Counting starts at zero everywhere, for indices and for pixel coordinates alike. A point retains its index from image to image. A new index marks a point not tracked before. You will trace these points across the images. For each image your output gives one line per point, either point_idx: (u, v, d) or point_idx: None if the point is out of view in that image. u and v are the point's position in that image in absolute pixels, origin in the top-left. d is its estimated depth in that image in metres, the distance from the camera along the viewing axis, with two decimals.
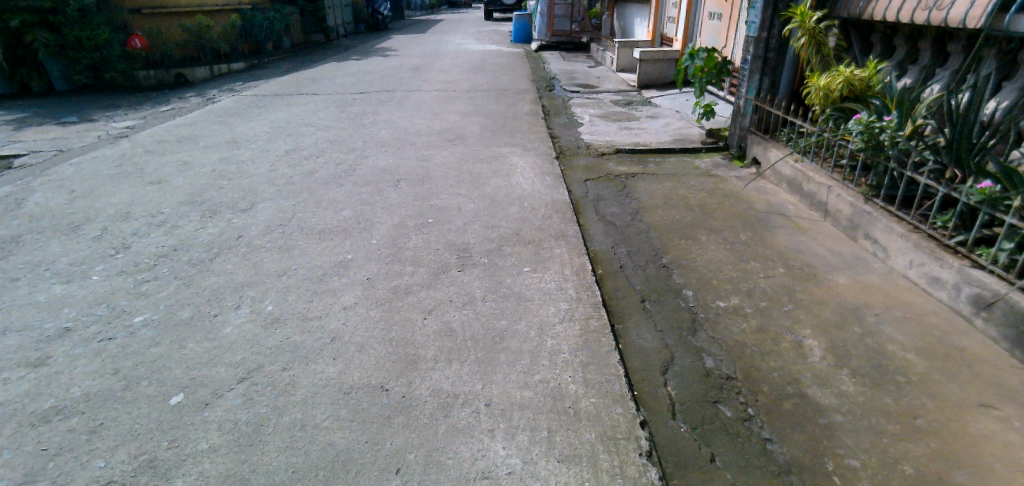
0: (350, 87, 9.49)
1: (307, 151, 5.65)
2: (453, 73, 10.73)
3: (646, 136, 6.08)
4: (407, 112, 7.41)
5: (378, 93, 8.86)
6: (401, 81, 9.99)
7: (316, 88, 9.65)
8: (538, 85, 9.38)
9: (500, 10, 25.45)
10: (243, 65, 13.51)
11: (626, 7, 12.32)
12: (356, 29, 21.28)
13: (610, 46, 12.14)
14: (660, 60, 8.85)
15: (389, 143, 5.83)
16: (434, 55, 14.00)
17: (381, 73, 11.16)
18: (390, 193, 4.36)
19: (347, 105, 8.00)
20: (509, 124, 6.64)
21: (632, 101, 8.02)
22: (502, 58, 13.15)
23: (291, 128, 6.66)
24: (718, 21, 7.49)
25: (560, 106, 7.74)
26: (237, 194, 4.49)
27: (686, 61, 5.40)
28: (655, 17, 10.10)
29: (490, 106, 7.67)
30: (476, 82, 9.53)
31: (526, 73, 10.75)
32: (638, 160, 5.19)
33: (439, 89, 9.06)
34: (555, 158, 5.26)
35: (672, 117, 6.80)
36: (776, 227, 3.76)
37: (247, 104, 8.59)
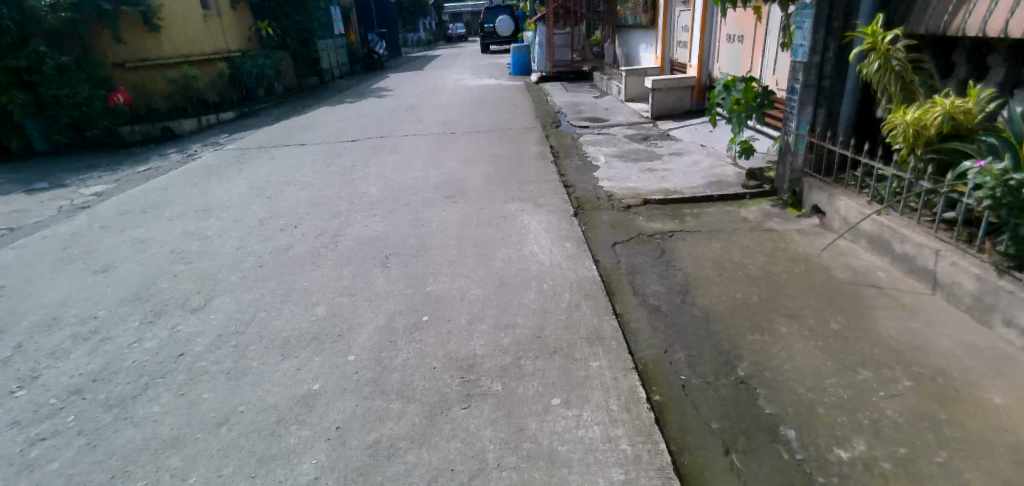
0: (341, 134, 8.82)
1: (285, 219, 4.90)
2: (452, 113, 10.06)
3: (674, 178, 5.28)
4: (401, 161, 6.68)
5: (370, 140, 8.16)
6: (396, 124, 9.32)
7: (306, 136, 8.99)
8: (543, 122, 8.65)
9: (496, 42, 25.10)
10: (232, 114, 13.00)
11: (629, 34, 11.70)
12: (351, 70, 20.91)
13: (615, 74, 11.49)
14: (675, 89, 8.11)
15: (379, 204, 5.07)
16: (431, 92, 13.42)
17: (376, 116, 10.52)
18: (377, 275, 3.56)
19: (336, 157, 7.30)
20: (516, 171, 5.87)
21: (649, 135, 7.26)
22: (501, 93, 12.52)
23: (271, 188, 5.93)
24: (739, 44, 6.76)
25: (571, 146, 6.98)
26: (191, 284, 3.68)
27: (720, 92, 4.54)
28: (664, 41, 9.42)
29: (492, 149, 6.93)
30: (476, 122, 8.81)
31: (529, 108, 10.07)
32: (672, 213, 4.36)
33: (436, 132, 8.37)
34: (573, 213, 4.45)
35: (700, 154, 6.01)
36: (872, 308, 2.91)
37: (227, 159, 7.89)
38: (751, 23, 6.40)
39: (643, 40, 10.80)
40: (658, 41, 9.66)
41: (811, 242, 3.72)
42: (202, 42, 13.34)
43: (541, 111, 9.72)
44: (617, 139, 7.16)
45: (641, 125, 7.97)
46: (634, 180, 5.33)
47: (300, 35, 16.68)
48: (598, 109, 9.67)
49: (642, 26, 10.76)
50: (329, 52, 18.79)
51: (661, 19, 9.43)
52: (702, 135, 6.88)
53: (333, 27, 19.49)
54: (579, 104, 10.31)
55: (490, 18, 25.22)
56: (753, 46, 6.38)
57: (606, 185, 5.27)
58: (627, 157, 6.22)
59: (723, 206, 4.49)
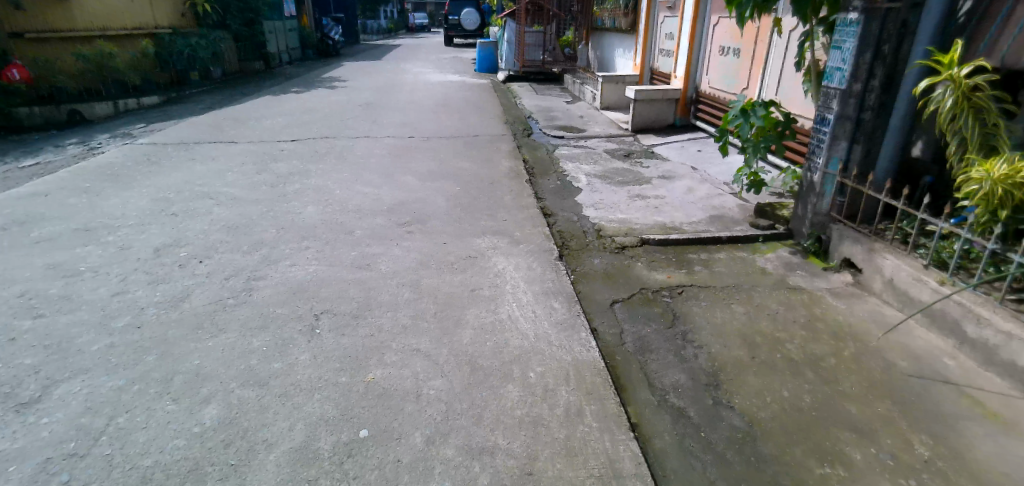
0: (283, 132, 7.70)
1: (191, 249, 3.89)
2: (412, 113, 9.08)
3: (669, 213, 4.57)
4: (350, 172, 5.71)
5: (316, 142, 7.10)
6: (347, 123, 8.26)
7: (241, 132, 7.82)
8: (513, 129, 7.83)
9: (460, 36, 24.02)
10: (158, 99, 11.50)
11: (605, 37, 11.03)
12: (302, 57, 19.43)
13: (589, 79, 10.81)
14: (658, 101, 7.52)
15: (318, 231, 4.12)
16: (389, 88, 12.37)
17: (324, 112, 9.41)
18: (303, 351, 2.65)
19: (271, 162, 6.23)
20: (485, 191, 5.02)
21: (631, 153, 6.56)
22: (465, 93, 11.59)
23: (183, 202, 4.87)
24: (736, 58, 6.23)
25: (545, 161, 6.19)
26: (29, 357, 2.75)
27: (735, 117, 3.88)
28: (645, 48, 8.85)
29: (458, 161, 6.05)
30: (438, 126, 7.89)
31: (495, 112, 9.23)
32: (675, 261, 3.63)
33: (393, 136, 7.40)
34: (557, 256, 3.66)
35: (693, 182, 5.35)
36: (962, 418, 2.19)
37: (137, 157, 6.66)
38: (751, 35, 5.87)
39: (620, 46, 10.16)
40: (638, 48, 9.09)
41: (849, 306, 3.01)
42: (125, 15, 11.72)
43: (509, 116, 8.89)
44: (597, 156, 6.43)
45: (621, 140, 7.28)
46: (623, 213, 4.59)
47: (244, 15, 15.03)
48: (571, 117, 8.94)
49: (619, 30, 10.09)
50: (278, 36, 17.27)
51: (643, 24, 8.85)
52: (691, 157, 6.26)
53: (284, 8, 17.95)
54: (550, 110, 9.54)
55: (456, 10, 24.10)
56: (753, 62, 5.86)
57: (591, 217, 4.51)
58: (611, 180, 5.50)
59: (733, 251, 3.78)
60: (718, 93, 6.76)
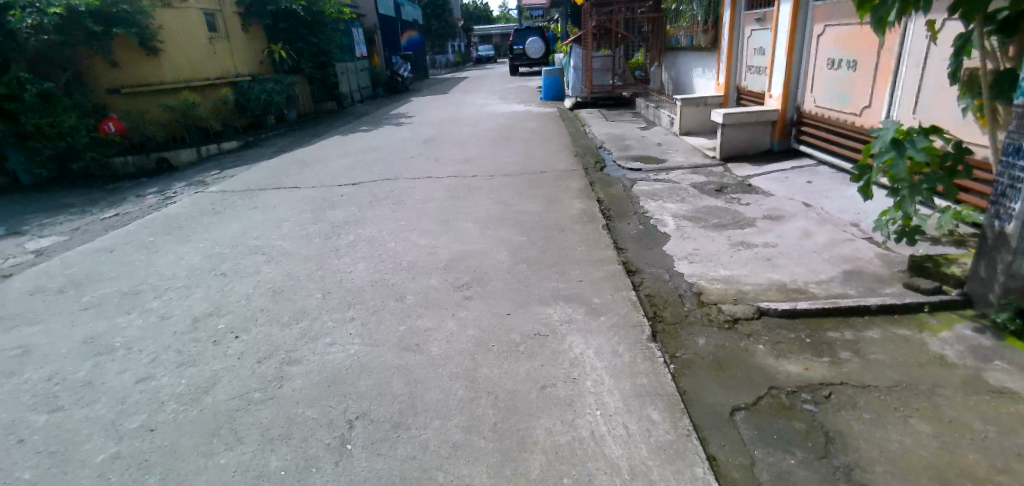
0: (344, 175, 7.47)
1: (230, 319, 3.47)
2: (475, 148, 8.63)
3: (786, 267, 3.70)
4: (407, 219, 5.23)
5: (376, 185, 6.75)
6: (409, 163, 7.92)
7: (304, 177, 7.65)
8: (585, 163, 7.15)
9: (525, 65, 23.80)
10: (236, 143, 11.87)
11: (680, 56, 10.17)
12: (371, 94, 19.87)
13: (664, 102, 10.00)
14: (750, 124, 6.54)
15: (365, 296, 3.61)
16: (454, 122, 12.11)
17: (388, 150, 9.19)
18: (327, 479, 2.07)
19: (329, 209, 5.90)
20: (555, 241, 4.35)
21: (724, 186, 5.68)
22: (531, 123, 11.07)
23: (232, 260, 4.54)
24: (850, 71, 5.32)
25: (624, 199, 5.44)
26: (29, 469, 2.28)
27: (879, 151, 3.05)
28: (728, 65, 7.98)
29: (524, 203, 5.43)
30: (504, 163, 7.35)
31: (564, 143, 8.61)
32: (811, 344, 2.81)
33: (455, 175, 6.92)
34: (649, 334, 2.91)
35: (808, 224, 4.43)
36: None
37: (203, 206, 6.59)
38: (872, 43, 4.97)
39: (699, 64, 9.28)
40: (720, 64, 8.22)
41: None
42: (209, 66, 12.32)
43: (579, 147, 8.24)
44: (683, 191, 5.60)
45: (709, 170, 6.40)
46: (726, 266, 3.76)
47: (317, 58, 15.43)
48: (648, 145, 8.13)
49: (697, 47, 9.22)
50: (349, 75, 17.67)
51: (724, 39, 7.99)
52: (800, 190, 5.29)
53: (354, 49, 18.40)
54: (624, 138, 8.80)
55: (520, 40, 23.96)
56: (875, 74, 4.94)
57: (686, 272, 3.72)
58: (705, 222, 4.66)
59: (888, 329, 2.93)
60: (823, 112, 5.83)
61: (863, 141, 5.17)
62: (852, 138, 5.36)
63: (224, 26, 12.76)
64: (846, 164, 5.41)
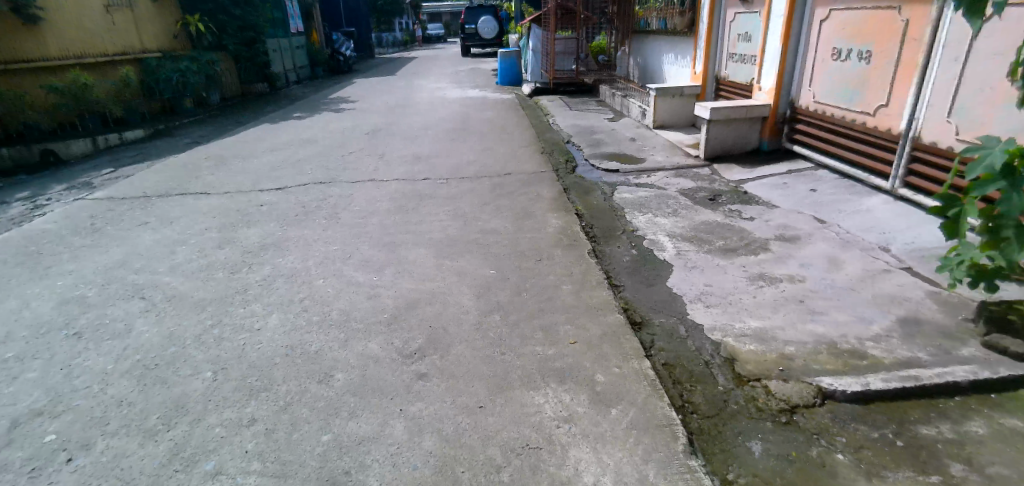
0: (270, 176, 6.28)
1: (66, 423, 2.45)
2: (428, 143, 7.57)
3: (827, 315, 2.88)
4: (345, 241, 4.19)
5: (308, 190, 5.62)
6: (351, 161, 6.78)
7: (222, 178, 6.36)
8: (553, 162, 6.26)
9: (479, 46, 22.53)
10: (143, 133, 10.15)
11: (652, 41, 9.43)
12: (311, 75, 18.24)
13: (634, 92, 9.31)
14: (738, 121, 5.91)
15: (274, 376, 2.60)
16: (402, 108, 10.94)
17: (326, 143, 7.99)
18: None
19: (243, 226, 4.73)
20: (532, 275, 3.44)
21: (716, 195, 4.98)
22: (489, 112, 10.05)
23: (95, 309, 3.45)
24: (862, 64, 4.72)
25: (607, 213, 4.64)
26: None
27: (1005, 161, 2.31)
28: (706, 53, 7.35)
29: (489, 218, 4.49)
30: (461, 162, 6.35)
31: (527, 137, 7.69)
32: (907, 452, 1.99)
33: (403, 177, 5.87)
34: (684, 439, 2.05)
35: (831, 249, 3.73)
36: None
37: (86, 218, 5.31)
38: (892, 33, 4.38)
39: (673, 51, 8.60)
40: (697, 52, 7.59)
41: None
42: (107, 39, 10.42)
43: (544, 142, 7.35)
44: (672, 202, 4.85)
45: (694, 174, 5.67)
46: (752, 315, 2.92)
47: (245, 34, 13.60)
48: (620, 142, 7.33)
49: (671, 32, 8.50)
50: (283, 55, 15.97)
51: (702, 24, 7.35)
52: (804, 200, 4.62)
53: (290, 25, 16.66)
54: (592, 132, 7.99)
55: (473, 18, 22.51)
56: (896, 70, 4.38)
57: (704, 325, 2.84)
58: (708, 245, 3.87)
59: (993, 417, 2.14)
60: (824, 108, 5.23)
61: (877, 144, 4.62)
62: (861, 140, 4.79)
63: None
64: (853, 168, 4.85)
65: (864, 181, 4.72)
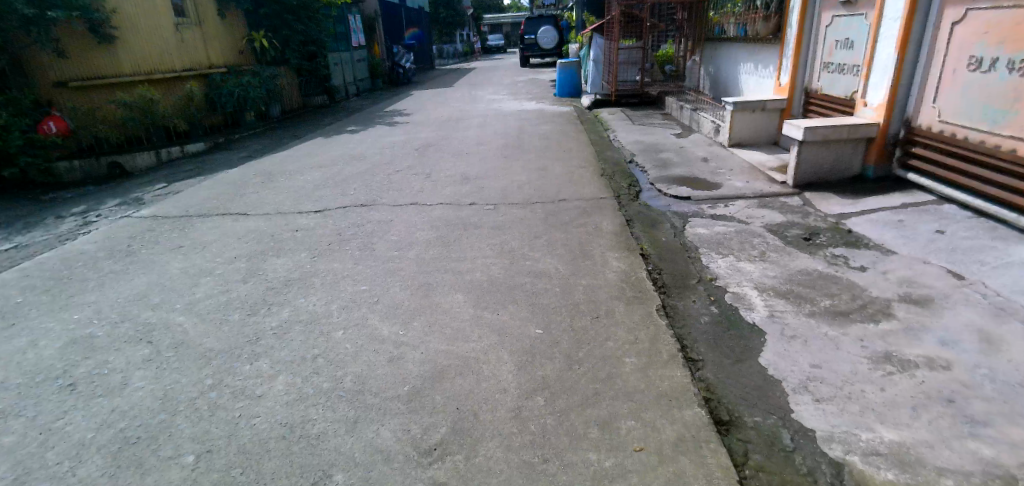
0: (313, 196, 5.98)
1: None
2: (478, 161, 7.08)
3: (992, 429, 2.20)
4: (376, 278, 3.72)
5: (347, 214, 5.23)
6: (396, 180, 6.39)
7: (264, 198, 6.10)
8: (614, 187, 5.61)
9: (537, 56, 22.07)
10: (204, 146, 10.28)
11: (728, 49, 8.58)
12: (371, 86, 18.35)
13: (705, 105, 8.52)
14: (838, 142, 5.08)
15: (263, 472, 2.07)
16: (456, 122, 10.58)
17: (374, 160, 7.69)
18: None
19: (273, 257, 4.30)
20: (589, 337, 2.84)
21: (812, 234, 4.19)
22: (545, 126, 9.48)
23: (97, 356, 2.96)
24: (1012, 76, 3.86)
25: (678, 252, 3.94)
26: None
27: None
28: (794, 63, 6.51)
29: (539, 255, 3.91)
30: (513, 185, 5.79)
31: (586, 156, 7.07)
32: None
33: (449, 200, 5.39)
34: None
35: (977, 320, 2.93)
36: None
37: (124, 238, 5.14)
38: None
39: (753, 60, 7.74)
40: (783, 61, 6.75)
41: None
42: (176, 56, 10.56)
43: (605, 162, 6.70)
44: (757, 241, 4.10)
45: (782, 205, 4.88)
46: (882, 419, 2.28)
47: (305, 48, 13.65)
48: (690, 163, 6.58)
49: (751, 38, 7.65)
50: (343, 66, 16.05)
51: (790, 31, 6.52)
52: (930, 246, 3.80)
53: (351, 37, 16.76)
54: (658, 150, 7.26)
55: (532, 28, 22.08)
56: None
57: (817, 432, 2.22)
58: (809, 305, 3.14)
59: None
60: (952, 130, 4.36)
61: None
62: (1010, 171, 3.92)
63: (195, 9, 10.99)
64: (997, 205, 3.98)
65: (1011, 222, 3.85)
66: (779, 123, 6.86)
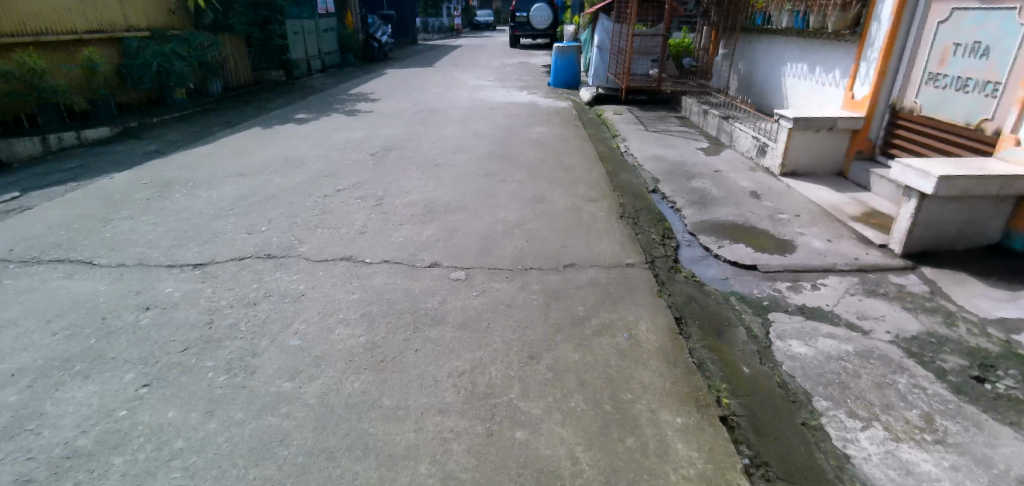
0: (208, 232, 4.16)
1: None
2: (452, 179, 5.33)
3: None
4: (225, 475, 1.93)
5: (241, 274, 3.44)
6: (335, 207, 4.60)
7: (135, 232, 4.22)
8: (641, 240, 3.93)
9: (529, 37, 20.01)
10: (112, 132, 7.95)
11: (775, 45, 7.14)
12: (340, 61, 16.24)
13: (746, 119, 6.99)
14: (975, 197, 3.55)
15: None
16: (430, 114, 8.75)
17: (315, 166, 5.85)
18: None
19: (73, 381, 2.48)
20: None
21: (984, 370, 2.60)
22: (538, 127, 7.72)
23: None
24: None
25: (781, 413, 2.26)
26: None
27: None
28: (879, 71, 5.15)
29: (546, 405, 2.23)
30: (499, 229, 4.08)
31: (593, 179, 5.36)
32: None
33: (401, 255, 3.65)
34: None
35: None
36: None
37: None
38: None
39: (809, 62, 6.39)
40: (862, 67, 5.39)
41: None
42: (77, 11, 8.14)
43: (620, 191, 5.02)
44: (903, 384, 2.48)
45: (898, 294, 3.29)
46: None
47: (256, 12, 11.26)
48: (734, 200, 4.97)
49: (819, 33, 6.03)
50: (306, 39, 13.91)
51: (879, 28, 5.14)
52: None
53: (318, 4, 14.56)
54: (687, 177, 5.61)
55: (524, 6, 19.94)
56: None
57: None
58: None
59: None
60: None
61: None
62: None
63: None
64: None
65: None
66: (850, 147, 5.48)
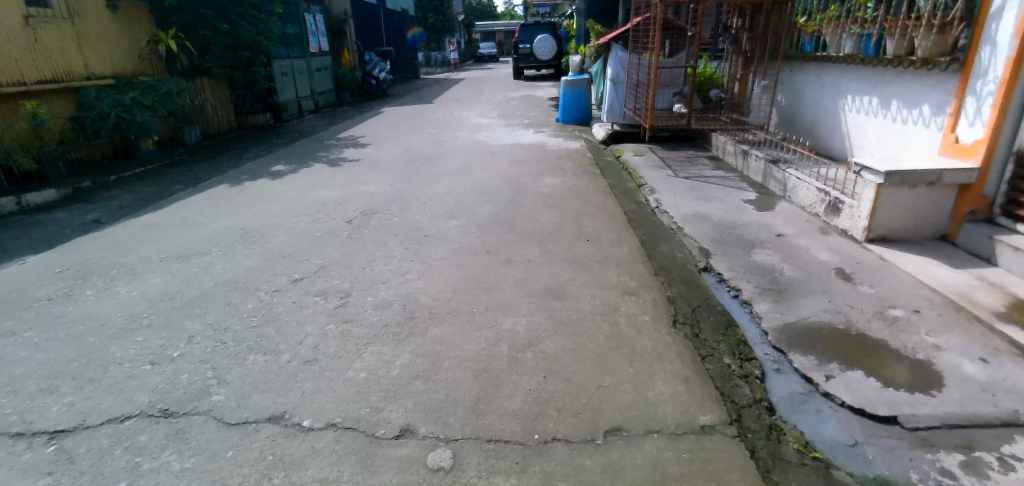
0: (95, 360, 2.97)
1: None
2: (443, 259, 4.16)
3: None
4: None
5: (106, 457, 2.27)
6: (284, 313, 3.42)
7: (3, 363, 3.02)
8: (717, 371, 2.78)
9: (533, 68, 19.11)
10: (63, 194, 6.83)
11: (830, 74, 6.03)
12: (335, 100, 15.36)
13: (800, 164, 5.84)
14: None
15: None
16: (425, 162, 7.67)
17: (275, 241, 4.72)
18: None
19: None
20: None
21: None
22: (549, 177, 6.59)
23: None
24: None
25: None
26: None
27: None
28: (999, 109, 4.02)
29: None
30: (505, 353, 2.88)
31: (625, 257, 4.17)
32: None
33: (359, 409, 2.46)
34: None
35: None
36: None
37: None
38: None
39: (882, 95, 5.24)
40: (968, 103, 4.26)
41: None
42: (24, 60, 7.10)
43: (662, 277, 3.83)
44: None
45: None
46: None
47: (236, 53, 10.32)
48: (816, 284, 3.78)
49: (898, 61, 4.95)
50: (296, 78, 13.03)
51: (994, 55, 4.02)
52: None
53: (310, 42, 13.74)
54: (745, 248, 4.42)
55: (528, 37, 19.06)
56: None
57: None
58: None
59: None
60: None
61: None
62: None
63: None
64: None
65: None
66: (958, 205, 4.32)
